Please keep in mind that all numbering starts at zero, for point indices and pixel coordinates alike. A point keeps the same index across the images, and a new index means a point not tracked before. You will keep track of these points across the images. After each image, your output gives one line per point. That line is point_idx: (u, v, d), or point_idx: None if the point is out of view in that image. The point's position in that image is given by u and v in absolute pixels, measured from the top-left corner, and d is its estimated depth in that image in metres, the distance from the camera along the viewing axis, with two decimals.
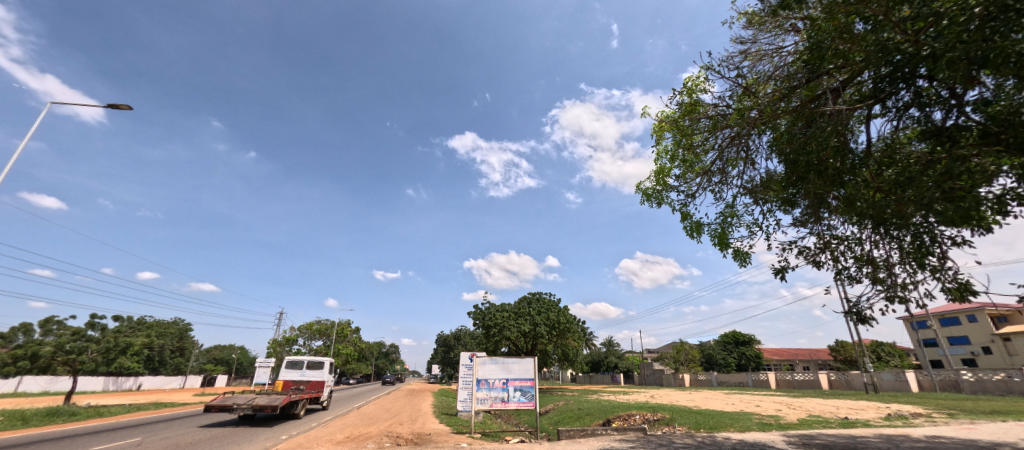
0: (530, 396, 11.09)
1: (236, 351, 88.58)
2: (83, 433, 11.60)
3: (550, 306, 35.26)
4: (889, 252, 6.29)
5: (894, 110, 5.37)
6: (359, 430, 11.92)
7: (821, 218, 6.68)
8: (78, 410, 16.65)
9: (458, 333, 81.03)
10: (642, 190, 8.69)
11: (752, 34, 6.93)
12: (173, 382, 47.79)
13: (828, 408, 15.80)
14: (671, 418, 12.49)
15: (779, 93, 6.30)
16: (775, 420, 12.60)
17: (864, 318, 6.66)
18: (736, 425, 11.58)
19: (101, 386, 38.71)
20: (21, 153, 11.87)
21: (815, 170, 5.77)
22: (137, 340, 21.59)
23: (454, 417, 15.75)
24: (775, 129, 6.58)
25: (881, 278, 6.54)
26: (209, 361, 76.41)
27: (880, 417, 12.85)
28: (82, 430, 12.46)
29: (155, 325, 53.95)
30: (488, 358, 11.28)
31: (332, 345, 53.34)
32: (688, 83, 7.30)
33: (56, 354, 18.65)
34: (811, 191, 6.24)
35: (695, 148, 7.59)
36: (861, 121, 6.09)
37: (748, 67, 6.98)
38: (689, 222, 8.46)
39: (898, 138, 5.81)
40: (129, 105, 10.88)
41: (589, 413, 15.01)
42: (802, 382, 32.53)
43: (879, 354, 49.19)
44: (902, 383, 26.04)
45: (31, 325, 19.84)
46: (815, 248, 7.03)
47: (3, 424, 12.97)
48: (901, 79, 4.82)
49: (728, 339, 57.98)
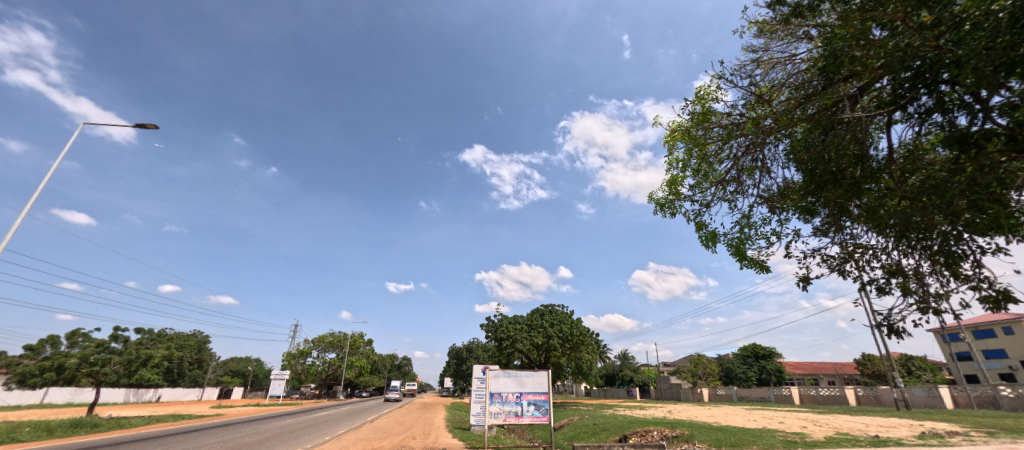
0: (545, 411, 10.87)
1: (251, 364, 89.90)
2: (129, 440, 12.54)
3: (562, 318, 34.76)
4: (918, 261, 6.02)
5: (915, 116, 5.22)
6: (373, 444, 11.94)
7: (842, 226, 6.49)
8: (99, 421, 16.88)
9: (469, 345, 80.76)
10: (655, 200, 8.56)
11: (764, 43, 6.88)
12: (191, 394, 48.41)
13: (856, 425, 15.27)
14: (691, 434, 12.11)
15: (793, 101, 6.23)
16: (800, 438, 12.16)
17: (896, 331, 6.32)
18: (759, 443, 11.18)
19: (122, 398, 39.78)
20: (44, 186, 13.33)
21: (836, 178, 5.62)
22: (158, 352, 22.08)
23: (468, 431, 15.55)
24: (792, 138, 6.44)
25: (911, 288, 6.25)
26: (225, 373, 77.25)
27: (912, 435, 12.34)
28: (122, 438, 13.32)
29: (172, 338, 54.82)
30: (501, 371, 11.14)
31: (345, 357, 53.54)
32: (700, 92, 7.22)
33: (81, 366, 19.11)
34: (832, 199, 6.06)
35: (709, 158, 7.51)
36: (881, 127, 5.94)
37: (760, 75, 6.90)
38: (705, 232, 8.25)
39: (919, 144, 5.66)
40: (155, 124, 11.59)
41: (605, 429, 14.69)
42: (827, 398, 31.20)
43: (909, 368, 47.36)
44: (935, 400, 24.80)
45: (58, 337, 20.25)
46: (839, 257, 6.77)
47: (28, 435, 13.30)
48: (923, 85, 4.71)
49: (747, 353, 56.46)
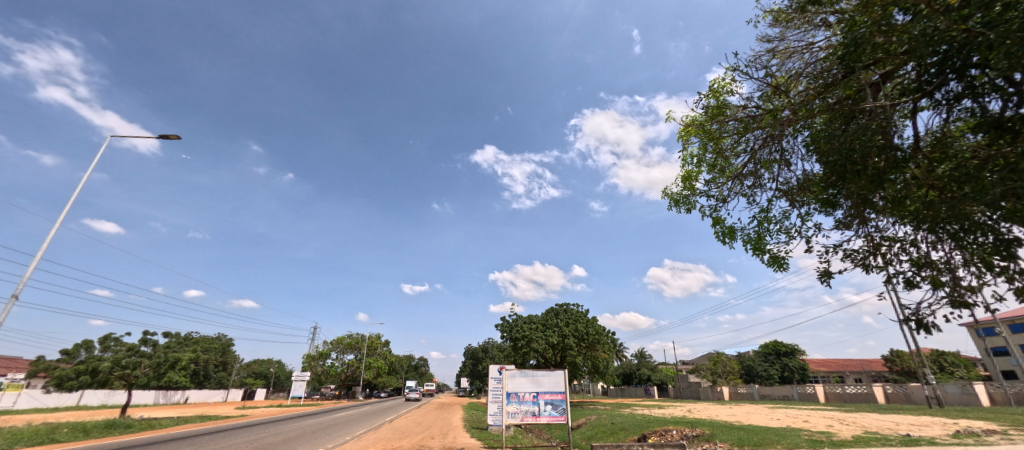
0: (562, 410, 10.85)
1: (273, 366, 92.06)
2: (159, 441, 13.00)
3: (578, 317, 34.61)
4: (949, 253, 5.80)
5: (943, 103, 5.03)
6: (392, 444, 12.12)
7: (866, 218, 6.30)
8: (132, 422, 17.56)
9: (485, 345, 81.08)
10: (670, 197, 8.45)
11: (780, 32, 6.71)
12: (216, 395, 49.91)
13: (886, 424, 14.77)
14: (712, 434, 11.91)
15: (813, 91, 6.06)
16: (826, 437, 11.83)
17: (925, 326, 6.11)
18: (783, 442, 10.94)
19: (152, 400, 41.32)
20: (75, 197, 13.95)
21: (859, 169, 5.44)
22: (185, 355, 22.80)
23: (486, 431, 15.62)
24: (812, 129, 6.27)
25: (942, 282, 6.02)
26: (248, 375, 79.34)
27: (946, 434, 11.88)
28: (152, 438, 13.82)
29: (198, 341, 56.52)
30: (518, 371, 11.15)
31: (363, 358, 54.37)
32: (713, 86, 7.09)
33: (113, 369, 19.89)
34: (855, 191, 5.88)
35: (725, 152, 7.38)
36: (907, 115, 5.73)
37: (776, 66, 6.74)
38: (721, 227, 8.11)
39: (948, 132, 5.45)
40: (177, 134, 11.96)
41: (623, 428, 14.57)
42: (854, 395, 30.27)
43: (941, 364, 45.65)
44: (970, 397, 23.85)
45: (91, 342, 21.13)
46: (863, 251, 6.56)
47: (66, 436, 13.91)
48: (951, 69, 4.52)
49: (768, 350, 55.19)
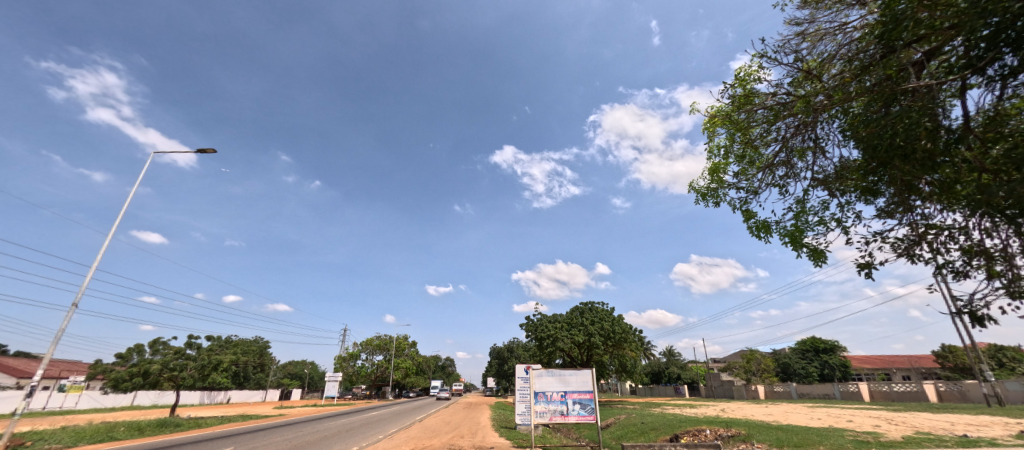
0: (590, 410, 10.76)
1: (306, 367, 95.42)
2: (205, 439, 13.71)
3: (603, 315, 34.19)
4: (1006, 240, 5.40)
5: (996, 79, 4.70)
6: (423, 442, 12.33)
7: (911, 206, 5.95)
8: (181, 421, 18.60)
9: (510, 345, 81.24)
10: (696, 190, 8.24)
11: (810, 14, 6.43)
12: (256, 395, 52.26)
13: (939, 424, 13.86)
14: (748, 434, 11.52)
15: (849, 74, 5.78)
16: (873, 438, 11.22)
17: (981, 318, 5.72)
18: (825, 443, 10.45)
19: (198, 400, 43.66)
20: (123, 212, 14.88)
21: (902, 153, 5.15)
22: (226, 357, 23.96)
23: (514, 430, 15.66)
24: (848, 113, 5.97)
25: (999, 271, 5.62)
26: (284, 376, 82.58)
27: (1009, 436, 11.03)
28: (199, 436, 14.61)
29: (237, 344, 59.23)
30: (545, 370, 11.12)
31: (391, 359, 55.56)
32: (740, 74, 6.86)
33: (162, 371, 21.13)
34: (897, 177, 5.58)
35: (754, 142, 7.13)
36: (955, 94, 5.38)
37: (807, 49, 6.47)
38: (753, 221, 7.83)
39: (1002, 109, 5.08)
40: (212, 149, 12.53)
41: (654, 428, 14.30)
42: (901, 394, 28.54)
43: (1000, 360, 42.44)
44: None
45: (142, 346, 22.52)
46: (909, 240, 6.20)
47: (123, 434, 14.90)
48: (1005, 43, 4.22)
49: (806, 347, 52.77)
